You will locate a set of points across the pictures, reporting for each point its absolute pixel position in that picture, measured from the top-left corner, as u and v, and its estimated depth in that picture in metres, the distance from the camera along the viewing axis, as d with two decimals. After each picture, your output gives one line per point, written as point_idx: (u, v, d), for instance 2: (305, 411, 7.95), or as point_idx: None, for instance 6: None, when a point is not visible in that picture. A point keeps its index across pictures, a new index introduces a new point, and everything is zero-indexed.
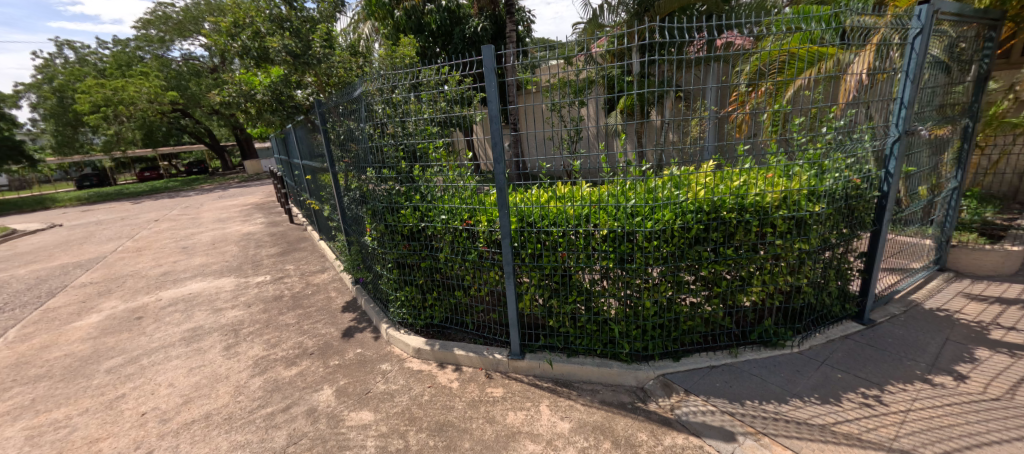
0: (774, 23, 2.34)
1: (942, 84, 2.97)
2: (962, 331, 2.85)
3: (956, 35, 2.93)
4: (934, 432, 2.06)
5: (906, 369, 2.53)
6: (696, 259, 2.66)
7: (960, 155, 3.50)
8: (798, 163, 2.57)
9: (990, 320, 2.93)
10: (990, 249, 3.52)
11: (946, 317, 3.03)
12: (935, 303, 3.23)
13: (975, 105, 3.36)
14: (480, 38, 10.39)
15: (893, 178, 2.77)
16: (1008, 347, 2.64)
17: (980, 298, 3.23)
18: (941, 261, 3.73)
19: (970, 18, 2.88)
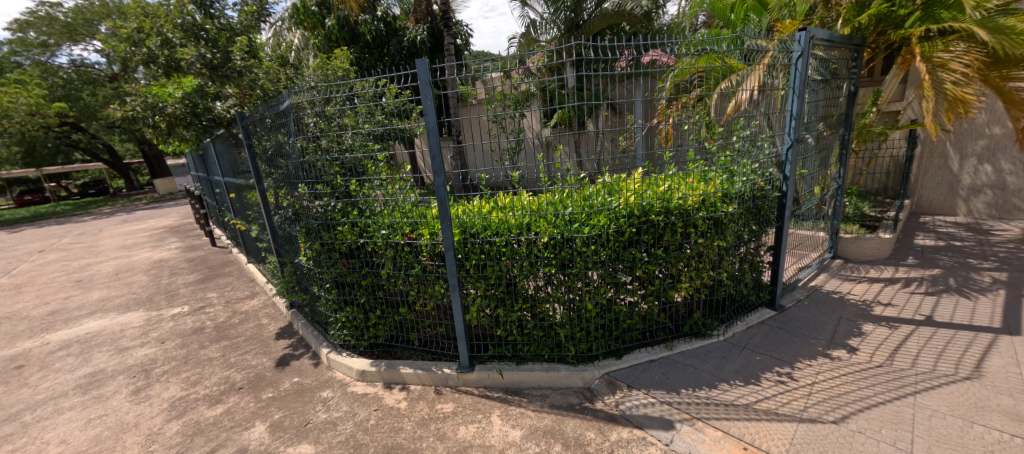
0: (688, 45, 2.59)
1: (823, 98, 3.45)
2: (852, 309, 3.29)
3: (830, 57, 3.42)
4: (835, 400, 2.35)
5: (811, 347, 2.86)
6: (632, 260, 2.84)
7: (841, 158, 4.05)
8: (713, 168, 2.89)
9: (873, 297, 3.42)
10: (870, 238, 4.11)
11: (840, 298, 3.48)
12: (830, 286, 3.69)
13: (849, 116, 3.92)
14: (418, 50, 10.25)
15: (790, 180, 3.14)
16: (886, 320, 3.08)
17: (865, 280, 3.75)
18: (835, 251, 4.28)
19: (839, 43, 3.37)
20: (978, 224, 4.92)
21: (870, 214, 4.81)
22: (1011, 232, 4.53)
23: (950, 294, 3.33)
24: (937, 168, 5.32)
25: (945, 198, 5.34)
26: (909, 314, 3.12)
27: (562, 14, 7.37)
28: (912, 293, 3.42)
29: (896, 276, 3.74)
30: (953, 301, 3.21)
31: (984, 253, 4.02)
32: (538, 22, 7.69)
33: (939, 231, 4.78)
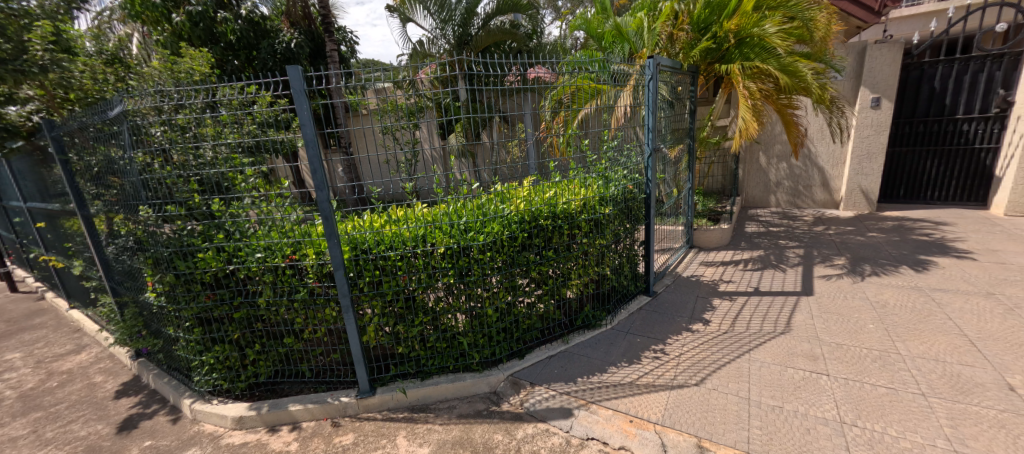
0: (566, 63, 2.91)
1: (672, 114, 4.08)
2: (705, 288, 3.94)
3: (675, 80, 4.09)
4: (698, 367, 2.80)
5: (678, 324, 3.35)
6: (526, 263, 3.00)
7: (690, 164, 4.83)
8: (592, 175, 3.21)
9: (719, 277, 4.15)
10: (714, 229, 4.96)
11: (697, 280, 4.13)
12: (688, 271, 4.37)
13: (693, 129, 4.69)
14: (295, 55, 9.32)
15: (652, 183, 3.62)
16: (729, 294, 3.76)
17: (714, 264, 4.52)
18: (690, 242, 5.06)
19: (681, 70, 4.06)
20: (786, 213, 6.29)
21: (713, 209, 5.80)
22: (806, 218, 5.89)
23: (770, 269, 4.20)
24: (756, 171, 6.64)
25: (763, 194, 6.69)
26: (744, 287, 3.87)
27: (452, 27, 7.41)
28: (745, 271, 4.22)
29: (735, 258, 4.59)
30: (773, 274, 4.06)
31: (790, 235, 5.15)
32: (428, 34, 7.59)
33: (762, 220, 5.97)
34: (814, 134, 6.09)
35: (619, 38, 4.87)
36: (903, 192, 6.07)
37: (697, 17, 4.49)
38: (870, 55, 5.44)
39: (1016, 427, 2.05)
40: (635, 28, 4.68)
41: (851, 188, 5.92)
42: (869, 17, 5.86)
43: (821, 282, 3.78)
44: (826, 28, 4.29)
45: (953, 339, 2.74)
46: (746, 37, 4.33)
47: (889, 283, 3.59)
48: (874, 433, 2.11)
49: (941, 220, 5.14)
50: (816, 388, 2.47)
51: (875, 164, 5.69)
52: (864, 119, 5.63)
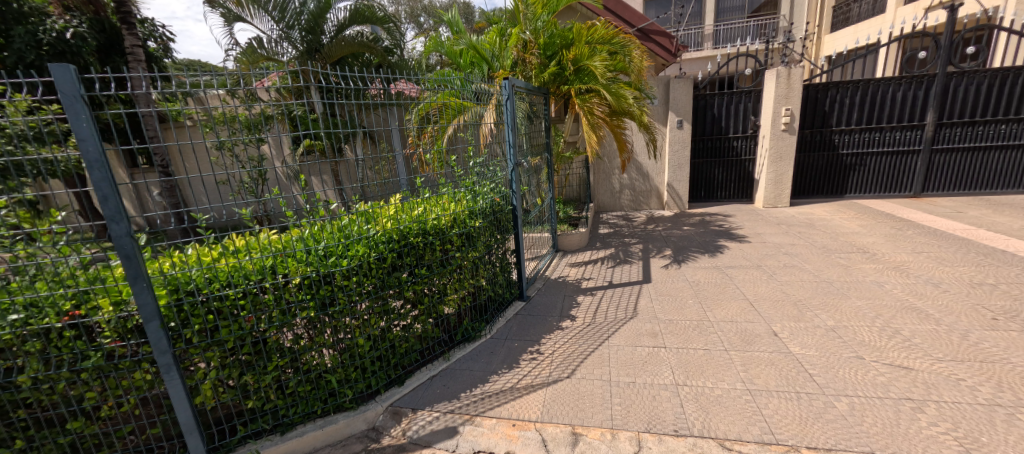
0: (429, 80, 2.98)
1: (530, 130, 4.43)
2: (570, 288, 4.37)
3: (531, 101, 4.49)
4: (568, 361, 3.09)
5: (550, 323, 3.65)
6: (398, 284, 2.87)
7: (550, 176, 5.30)
8: (461, 190, 3.34)
9: (581, 275, 4.66)
10: (575, 233, 5.54)
11: (564, 281, 4.56)
12: (556, 273, 4.78)
13: (548, 145, 5.19)
14: (72, 49, 7.10)
15: (518, 195, 3.85)
16: (590, 290, 4.25)
17: (577, 264, 5.05)
18: (556, 246, 5.54)
19: (534, 92, 4.46)
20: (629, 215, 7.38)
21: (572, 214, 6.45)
22: (640, 218, 7.05)
23: (620, 264, 4.90)
24: (602, 179, 7.62)
25: (612, 200, 7.71)
26: (602, 281, 4.43)
27: (301, 34, 6.76)
28: (601, 268, 4.82)
29: (592, 257, 5.22)
30: (622, 268, 4.75)
31: (630, 233, 6.10)
32: (266, 38, 6.67)
33: (610, 222, 6.91)
34: (638, 150, 7.35)
35: (477, 59, 5.15)
36: (703, 194, 7.81)
37: (542, 43, 4.93)
38: (673, 88, 6.84)
39: (781, 363, 2.83)
40: (489, 49, 5.13)
41: (671, 192, 7.35)
42: (669, 57, 7.49)
43: (656, 270, 4.58)
44: (640, 64, 5.11)
45: (741, 303, 3.65)
46: (584, 66, 4.88)
47: (700, 266, 4.57)
48: (698, 388, 2.66)
49: (727, 214, 6.74)
50: (658, 360, 2.99)
51: (683, 172, 7.18)
52: (671, 137, 7.07)
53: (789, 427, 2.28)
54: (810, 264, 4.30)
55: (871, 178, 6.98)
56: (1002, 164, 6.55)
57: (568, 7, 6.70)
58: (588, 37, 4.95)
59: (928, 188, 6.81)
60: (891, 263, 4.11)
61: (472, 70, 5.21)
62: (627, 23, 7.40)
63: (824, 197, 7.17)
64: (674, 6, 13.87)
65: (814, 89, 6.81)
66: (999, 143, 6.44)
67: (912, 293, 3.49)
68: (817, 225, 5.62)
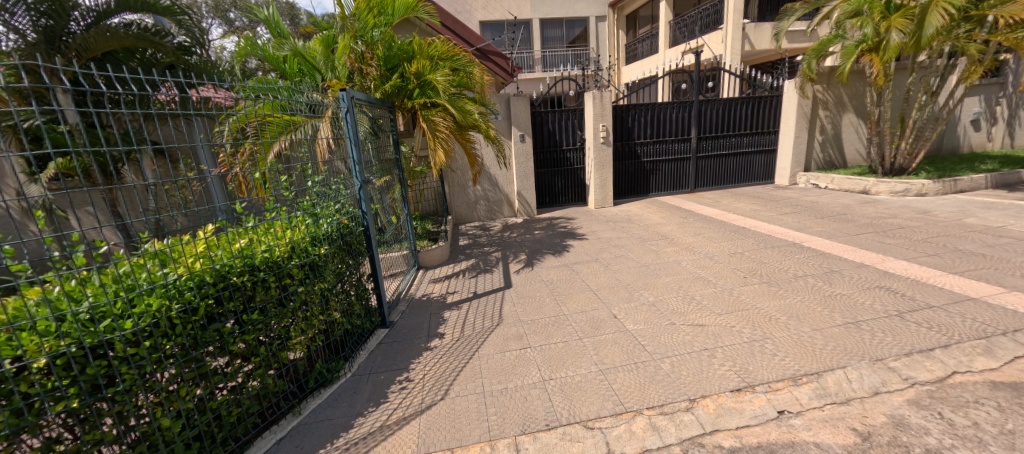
0: (246, 88, 2.54)
1: (375, 145, 4.16)
2: (435, 304, 4.23)
3: (374, 114, 4.21)
4: (439, 383, 2.97)
5: (417, 346, 3.46)
6: (220, 338, 2.30)
7: (404, 192, 5.06)
8: (297, 213, 2.88)
9: (445, 290, 4.56)
10: (435, 247, 5.40)
11: (428, 298, 4.38)
12: (419, 291, 4.58)
13: (398, 161, 4.96)
14: None
15: (368, 214, 3.58)
16: (456, 304, 4.19)
17: (439, 279, 4.93)
18: (417, 263, 5.29)
19: (376, 104, 4.19)
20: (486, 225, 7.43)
21: (431, 229, 6.29)
22: (496, 227, 7.25)
23: (480, 274, 4.98)
24: (458, 190, 7.49)
25: (469, 211, 7.63)
26: (466, 294, 4.43)
27: (32, 18, 5.21)
28: (464, 280, 4.82)
29: (453, 271, 5.16)
30: (482, 278, 4.84)
31: (487, 242, 6.29)
32: None
33: (470, 233, 6.91)
34: (488, 162, 7.43)
35: (307, 68, 4.78)
36: (547, 199, 8.37)
37: (381, 55, 4.76)
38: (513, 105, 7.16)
39: (622, 340, 3.30)
40: (317, 57, 4.76)
41: (520, 201, 7.67)
42: (507, 76, 8.05)
43: (514, 275, 4.83)
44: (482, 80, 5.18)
45: (586, 293, 4.17)
46: (426, 81, 4.82)
47: (552, 265, 5.02)
48: (563, 379, 2.90)
49: (570, 217, 7.53)
50: (525, 361, 3.13)
51: (530, 182, 7.56)
52: (517, 150, 7.38)
53: (633, 395, 2.67)
54: (633, 253, 5.17)
55: (664, 180, 8.65)
56: (739, 166, 8.85)
57: (406, 21, 6.68)
58: (429, 52, 4.92)
59: (701, 185, 8.76)
60: (684, 246, 5.27)
61: (300, 78, 4.76)
62: (466, 42, 7.72)
63: (635, 197, 8.60)
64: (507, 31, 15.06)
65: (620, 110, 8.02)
66: (736, 151, 8.70)
67: (700, 266, 4.54)
68: (631, 220, 6.80)
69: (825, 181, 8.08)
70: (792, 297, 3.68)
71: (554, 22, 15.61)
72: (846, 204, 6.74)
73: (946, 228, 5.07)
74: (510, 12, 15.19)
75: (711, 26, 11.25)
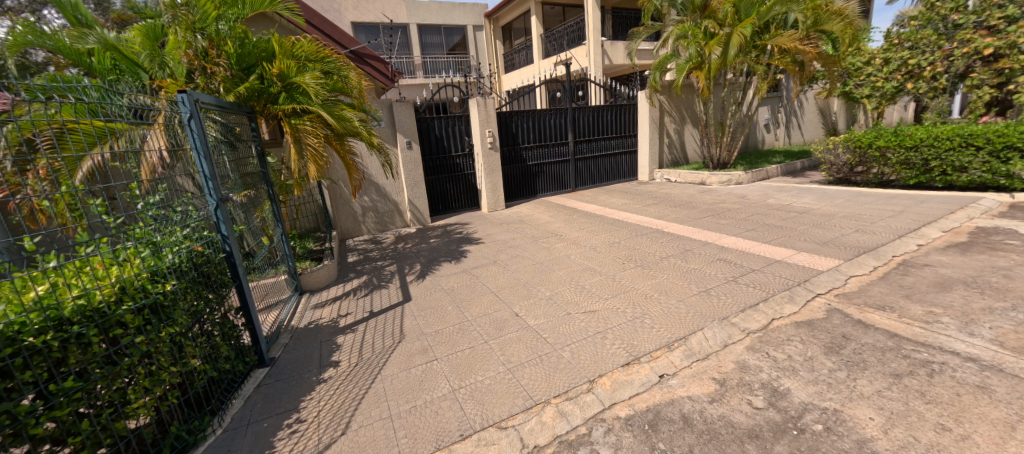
0: (34, 90, 1.98)
1: (232, 157, 3.56)
2: (325, 331, 3.80)
3: (227, 121, 3.58)
4: (335, 417, 2.67)
5: (307, 381, 3.06)
6: (13, 420, 1.78)
7: (275, 209, 4.44)
8: (127, 245, 2.29)
9: (336, 314, 4.12)
10: (320, 268, 4.83)
11: (316, 326, 3.91)
12: (304, 320, 4.05)
13: (265, 174, 4.33)
14: None
15: (229, 238, 3.04)
16: (349, 328, 3.82)
17: (327, 302, 4.42)
18: (299, 288, 4.68)
19: (230, 109, 3.56)
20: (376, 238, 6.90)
21: (313, 248, 5.63)
22: (389, 238, 6.79)
23: (373, 291, 4.63)
24: (342, 203, 6.81)
25: (355, 224, 7.00)
26: (361, 314, 4.07)
27: None
28: (356, 300, 4.42)
29: (344, 291, 4.70)
30: (376, 295, 4.51)
31: (380, 255, 5.88)
32: None
33: (359, 248, 6.35)
34: (373, 171, 6.91)
35: (128, 65, 4.11)
36: (441, 206, 8.10)
37: (233, 54, 4.12)
38: (396, 111, 6.79)
39: (526, 337, 3.42)
40: (140, 53, 4.07)
41: (412, 210, 7.31)
42: (387, 82, 7.68)
43: (411, 287, 4.62)
44: (359, 85, 4.89)
45: (488, 296, 4.21)
46: (293, 83, 4.28)
47: (451, 272, 4.95)
48: (472, 386, 2.87)
49: (465, 221, 7.48)
50: (432, 375, 3.02)
51: (421, 189, 7.29)
52: (404, 158, 7.03)
53: (541, 389, 2.78)
54: (528, 252, 5.41)
55: (549, 182, 9.20)
56: (609, 166, 9.95)
57: (261, 15, 5.90)
58: (293, 51, 4.39)
59: (579, 185, 9.58)
60: (571, 240, 5.71)
61: (117, 76, 4.06)
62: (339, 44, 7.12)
63: (525, 198, 8.95)
64: (383, 34, 14.41)
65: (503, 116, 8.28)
66: (605, 153, 9.76)
67: (586, 258, 4.98)
68: (523, 221, 7.07)
69: (675, 175, 9.67)
70: (659, 275, 4.29)
71: (431, 28, 15.45)
72: (691, 194, 8.11)
73: (758, 208, 6.50)
74: (383, 14, 14.54)
75: (578, 42, 12.63)
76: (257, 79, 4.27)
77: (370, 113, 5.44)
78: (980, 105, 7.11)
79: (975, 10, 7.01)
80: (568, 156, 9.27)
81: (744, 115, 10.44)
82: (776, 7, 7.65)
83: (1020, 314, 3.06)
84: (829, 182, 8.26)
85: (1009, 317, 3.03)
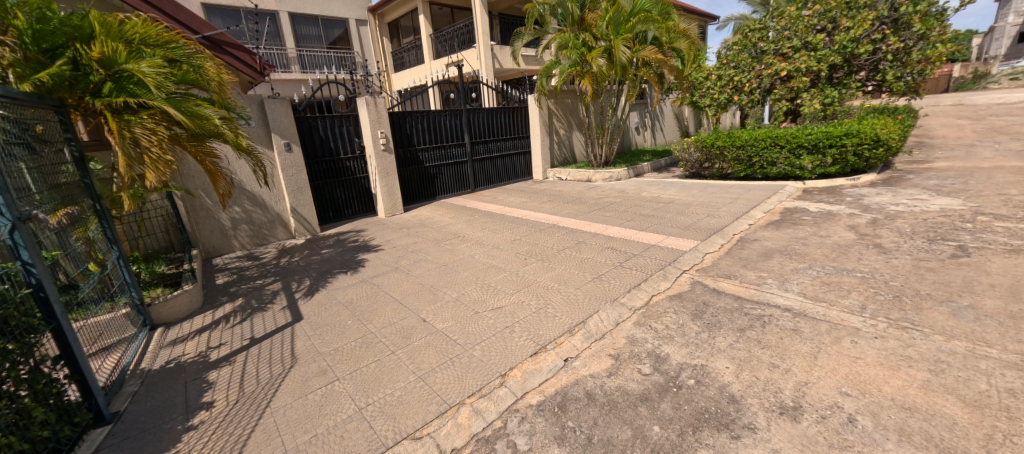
0: None
1: (34, 165, 2.78)
2: (192, 369, 3.22)
3: (21, 119, 2.78)
4: None
5: (171, 432, 2.57)
6: None
7: (106, 229, 3.60)
8: None
9: (205, 347, 3.52)
10: (178, 295, 4.07)
11: (177, 364, 3.29)
12: (160, 360, 3.37)
13: (89, 185, 3.47)
14: None
15: (38, 267, 2.36)
16: (223, 361, 3.31)
17: (190, 335, 3.75)
18: (149, 322, 3.87)
19: (25, 102, 2.77)
20: (252, 254, 6.04)
21: (165, 272, 4.70)
22: (269, 253, 6.01)
23: (252, 314, 4.06)
24: (204, 216, 5.78)
25: (223, 240, 6.00)
26: (239, 342, 3.55)
27: None
28: (230, 327, 3.84)
29: (213, 319, 4.03)
30: (255, 319, 3.96)
31: (258, 273, 5.18)
32: None
33: (230, 267, 5.49)
34: (243, 178, 6.01)
35: None
36: (331, 214, 7.43)
37: (26, 29, 3.28)
38: (268, 108, 6.00)
39: (435, 342, 3.37)
40: None
41: (295, 218, 6.58)
42: (257, 76, 6.72)
43: (301, 305, 4.18)
44: (219, 78, 4.29)
45: (392, 305, 4.02)
46: (122, 71, 3.53)
47: (348, 283, 4.61)
48: (380, 401, 2.72)
49: (359, 229, 6.99)
50: (334, 397, 2.79)
51: (305, 195, 6.60)
52: (281, 162, 6.27)
53: (454, 391, 2.77)
54: (431, 256, 5.30)
55: (447, 184, 9.10)
56: (505, 166, 10.23)
57: None
58: (120, 31, 3.61)
59: (478, 186, 9.67)
60: (473, 240, 5.77)
61: None
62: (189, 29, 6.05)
63: (424, 201, 8.71)
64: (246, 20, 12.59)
65: (394, 115, 7.95)
66: (501, 153, 10.03)
67: (489, 256, 5.09)
68: (423, 225, 6.90)
69: (565, 173, 10.39)
70: (555, 267, 4.61)
71: (307, 18, 13.90)
72: (580, 190, 8.83)
73: (633, 201, 7.40)
74: None
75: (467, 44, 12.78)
76: (66, 65, 3.42)
77: (231, 110, 4.76)
78: (780, 114, 9.24)
79: (773, 40, 9.02)
80: (465, 156, 9.29)
81: (616, 119, 11.65)
82: (637, 26, 8.74)
83: (812, 270, 4.08)
84: (686, 176, 9.77)
85: (808, 274, 4.01)
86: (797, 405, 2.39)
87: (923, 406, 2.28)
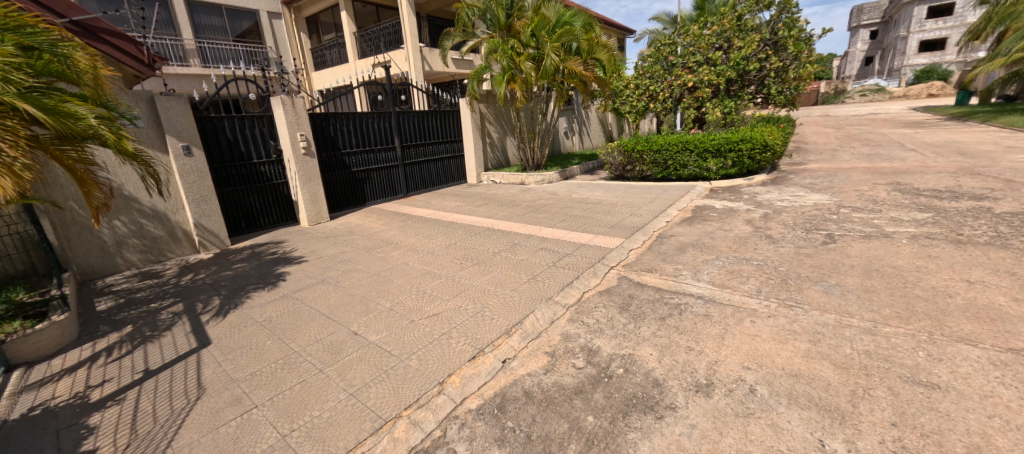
0: None
1: None
2: (66, 414, 2.78)
3: None
4: None
5: None
6: None
7: None
8: None
9: (82, 387, 3.06)
10: (44, 328, 3.48)
11: (47, 410, 2.82)
12: (20, 408, 2.86)
13: None
14: None
15: None
16: (107, 401, 2.90)
17: (62, 374, 3.22)
18: (4, 363, 3.25)
19: None
20: (145, 273, 5.35)
21: (24, 301, 3.99)
22: (168, 271, 5.37)
23: (141, 345, 3.59)
24: (78, 233, 4.99)
25: (105, 259, 5.24)
26: (129, 377, 3.14)
27: None
28: (117, 361, 3.37)
29: (92, 353, 3.50)
30: (146, 349, 3.51)
31: (155, 295, 4.60)
32: None
33: (115, 290, 4.81)
34: (130, 187, 5.29)
35: None
36: (244, 224, 6.83)
37: None
38: (161, 107, 5.37)
39: (368, 355, 3.25)
40: None
41: (199, 231, 5.94)
42: (144, 69, 5.98)
43: (208, 328, 3.79)
44: (93, 70, 3.76)
45: (318, 320, 3.81)
46: None
47: (267, 300, 4.28)
48: (306, 425, 2.56)
49: (279, 239, 6.50)
50: (252, 426, 2.57)
51: (211, 204, 6.00)
52: (181, 168, 5.65)
53: (389, 405, 2.69)
54: (361, 265, 5.10)
55: (378, 189, 8.79)
56: (437, 170, 10.11)
57: None
58: None
59: (411, 191, 9.45)
60: (407, 246, 5.65)
61: None
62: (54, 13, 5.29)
63: (353, 208, 8.33)
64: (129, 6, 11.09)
65: (317, 117, 7.51)
66: (433, 157, 9.90)
67: (424, 262, 5.01)
68: (352, 232, 6.60)
69: (500, 177, 10.48)
70: (492, 270, 4.67)
71: (207, 7, 12.62)
72: (513, 193, 9.00)
73: (564, 202, 7.71)
74: None
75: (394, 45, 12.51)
76: None
77: (113, 109, 4.23)
78: (689, 121, 10.19)
79: (681, 54, 9.91)
80: (396, 161, 9.04)
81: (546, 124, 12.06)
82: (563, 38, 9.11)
83: (720, 261, 4.56)
84: (611, 178, 10.37)
85: (716, 264, 4.47)
86: (709, 382, 2.67)
87: (805, 371, 2.67)
